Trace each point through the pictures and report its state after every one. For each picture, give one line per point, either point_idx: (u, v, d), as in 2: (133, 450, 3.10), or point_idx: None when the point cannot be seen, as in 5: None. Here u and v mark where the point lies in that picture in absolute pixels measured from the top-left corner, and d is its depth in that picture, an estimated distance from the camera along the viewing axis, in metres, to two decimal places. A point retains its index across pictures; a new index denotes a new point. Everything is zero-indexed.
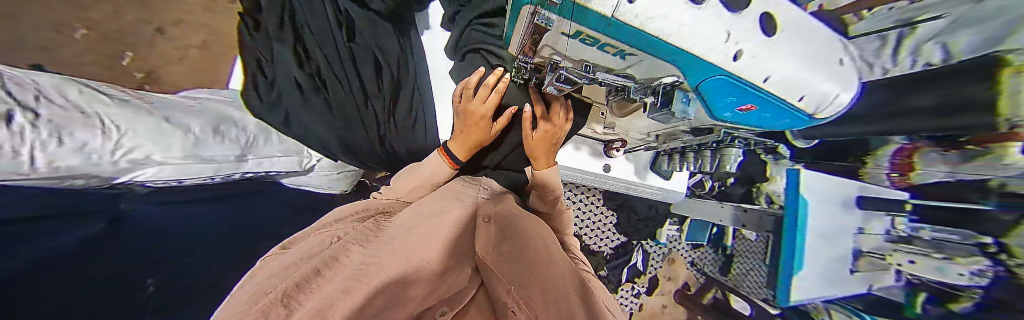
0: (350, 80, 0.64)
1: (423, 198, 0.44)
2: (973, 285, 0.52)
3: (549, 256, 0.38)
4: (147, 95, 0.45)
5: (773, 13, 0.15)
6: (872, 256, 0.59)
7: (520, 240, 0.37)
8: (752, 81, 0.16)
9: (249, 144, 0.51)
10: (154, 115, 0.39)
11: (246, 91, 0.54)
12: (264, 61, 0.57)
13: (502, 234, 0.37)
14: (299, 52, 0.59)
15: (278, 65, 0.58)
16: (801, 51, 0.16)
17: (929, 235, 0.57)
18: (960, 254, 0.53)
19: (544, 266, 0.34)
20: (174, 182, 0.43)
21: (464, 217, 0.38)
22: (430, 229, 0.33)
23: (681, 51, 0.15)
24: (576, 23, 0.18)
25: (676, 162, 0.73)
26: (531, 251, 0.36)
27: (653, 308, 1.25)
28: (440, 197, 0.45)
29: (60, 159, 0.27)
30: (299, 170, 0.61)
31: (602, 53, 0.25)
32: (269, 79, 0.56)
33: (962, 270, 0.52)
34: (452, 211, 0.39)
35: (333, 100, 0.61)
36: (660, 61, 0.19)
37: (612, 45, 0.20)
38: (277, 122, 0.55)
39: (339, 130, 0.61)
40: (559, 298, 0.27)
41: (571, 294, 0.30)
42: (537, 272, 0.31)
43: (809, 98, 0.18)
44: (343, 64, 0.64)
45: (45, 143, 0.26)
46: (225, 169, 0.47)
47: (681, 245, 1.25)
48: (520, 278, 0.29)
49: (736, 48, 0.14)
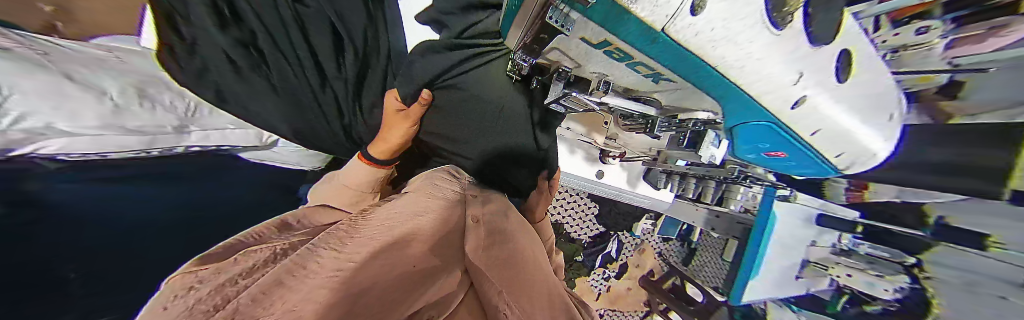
0: (296, 50, 0.54)
1: (406, 197, 0.39)
2: (891, 298, 0.58)
3: (534, 261, 0.37)
4: (36, 40, 0.34)
5: (852, 55, 0.14)
6: (816, 266, 0.65)
7: (504, 244, 0.36)
8: (799, 133, 0.17)
9: (190, 115, 0.44)
10: (50, 69, 0.30)
11: (160, 56, 0.44)
12: (177, 17, 0.45)
13: (487, 235, 0.36)
14: (223, 11, 0.48)
15: (195, 23, 0.46)
16: (853, 101, 0.16)
17: (865, 251, 0.61)
18: (889, 272, 0.57)
19: (528, 269, 0.33)
20: (96, 156, 0.36)
21: (451, 219, 0.35)
22: (413, 226, 0.29)
23: (739, 91, 0.14)
24: (605, 30, 0.14)
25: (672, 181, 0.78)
26: (517, 257, 0.34)
27: (619, 290, 1.35)
28: (420, 193, 0.41)
29: None
30: (258, 144, 0.54)
31: (630, 71, 0.21)
32: (188, 46, 0.45)
33: (887, 287, 0.57)
34: (435, 212, 0.35)
35: (275, 76, 0.52)
36: (701, 93, 0.17)
37: (646, 65, 0.17)
38: (209, 97, 0.46)
39: (294, 120, 0.54)
40: (545, 305, 0.26)
41: (554, 301, 0.28)
42: (521, 275, 0.30)
43: (846, 154, 0.19)
44: (287, 30, 0.53)
45: None
46: (162, 142, 0.40)
47: (652, 238, 1.33)
48: (505, 283, 0.27)
49: (802, 93, 0.14)
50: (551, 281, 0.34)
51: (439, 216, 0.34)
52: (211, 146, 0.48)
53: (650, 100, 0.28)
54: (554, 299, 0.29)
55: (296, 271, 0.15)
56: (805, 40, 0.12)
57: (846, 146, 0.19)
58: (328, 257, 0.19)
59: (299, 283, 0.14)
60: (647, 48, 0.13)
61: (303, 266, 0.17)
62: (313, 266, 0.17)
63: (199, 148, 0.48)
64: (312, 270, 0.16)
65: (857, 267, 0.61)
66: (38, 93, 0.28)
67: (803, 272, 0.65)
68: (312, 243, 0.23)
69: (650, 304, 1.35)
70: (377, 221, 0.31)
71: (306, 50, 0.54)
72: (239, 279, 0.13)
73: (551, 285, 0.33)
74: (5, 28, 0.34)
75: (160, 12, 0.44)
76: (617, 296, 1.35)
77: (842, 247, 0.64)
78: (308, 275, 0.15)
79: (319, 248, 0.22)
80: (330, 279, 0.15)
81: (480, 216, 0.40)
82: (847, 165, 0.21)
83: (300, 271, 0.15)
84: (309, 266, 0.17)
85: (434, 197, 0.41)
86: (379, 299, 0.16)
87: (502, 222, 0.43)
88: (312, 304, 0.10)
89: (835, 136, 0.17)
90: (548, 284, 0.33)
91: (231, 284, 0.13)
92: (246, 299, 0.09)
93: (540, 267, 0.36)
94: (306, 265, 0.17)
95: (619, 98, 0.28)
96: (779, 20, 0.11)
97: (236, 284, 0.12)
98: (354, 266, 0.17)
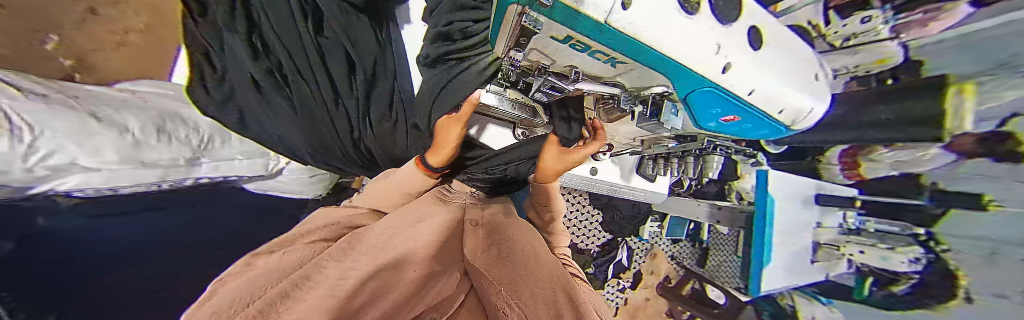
0: (317, 80, 0.58)
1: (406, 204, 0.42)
2: (910, 271, 0.53)
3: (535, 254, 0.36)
4: (70, 87, 0.41)
5: (760, 27, 0.17)
6: (827, 247, 0.62)
7: (504, 240, 0.36)
8: (738, 95, 0.17)
9: (203, 147, 0.50)
10: (81, 112, 0.35)
11: (192, 87, 0.50)
12: (213, 52, 0.52)
13: (488, 235, 0.37)
14: (255, 44, 0.54)
15: (229, 58, 0.53)
16: (773, 68, 0.17)
17: (875, 227, 0.58)
18: (900, 244, 0.53)
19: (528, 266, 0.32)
20: (109, 191, 0.41)
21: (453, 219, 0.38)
22: (415, 233, 0.30)
23: (673, 62, 0.15)
24: (564, 26, 0.15)
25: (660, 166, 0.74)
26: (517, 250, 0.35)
27: (637, 301, 1.29)
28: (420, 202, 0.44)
29: None
30: (264, 174, 0.62)
31: (590, 60, 0.22)
32: (219, 76, 0.53)
33: (902, 259, 0.52)
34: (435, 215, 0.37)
35: (294, 99, 0.57)
36: (648, 70, 0.18)
37: (604, 53, 0.18)
38: (233, 123, 0.54)
39: (307, 137, 0.59)
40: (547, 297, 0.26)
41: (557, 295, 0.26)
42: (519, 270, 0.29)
43: (789, 112, 0.20)
44: (307, 59, 0.57)
45: None
46: (174, 174, 0.46)
47: (661, 241, 1.29)
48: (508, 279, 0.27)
49: (725, 60, 0.15)
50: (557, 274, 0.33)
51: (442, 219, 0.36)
52: (221, 176, 0.55)
53: (614, 83, 0.29)
54: (558, 290, 0.28)
55: (303, 284, 0.17)
56: (716, 18, 0.14)
57: (793, 112, 0.20)
58: (334, 267, 0.21)
59: (304, 297, 0.15)
60: (598, 36, 0.14)
61: (309, 278, 0.19)
62: (320, 277, 0.19)
63: (207, 180, 0.54)
64: (317, 282, 0.18)
65: (868, 243, 0.58)
66: (69, 134, 0.32)
67: (816, 256, 0.62)
68: (320, 257, 0.25)
69: (672, 314, 1.26)
70: (379, 230, 0.33)
71: (324, 79, 0.58)
72: (250, 299, 0.15)
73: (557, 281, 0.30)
74: (49, 80, 0.41)
75: (195, 50, 0.50)
76: (636, 309, 1.29)
77: (850, 227, 0.60)
78: (314, 287, 0.17)
79: (329, 260, 0.23)
80: (335, 290, 0.16)
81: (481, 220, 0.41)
82: (795, 124, 0.22)
83: (305, 284, 0.17)
84: (315, 278, 0.19)
85: (439, 202, 0.45)
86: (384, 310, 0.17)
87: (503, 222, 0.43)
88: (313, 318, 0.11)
89: (775, 99, 0.19)
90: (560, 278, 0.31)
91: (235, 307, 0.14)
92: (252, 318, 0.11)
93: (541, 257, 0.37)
94: (311, 277, 0.19)
95: (590, 84, 0.29)
96: (688, 6, 0.13)
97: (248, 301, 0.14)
98: (357, 275, 0.19)
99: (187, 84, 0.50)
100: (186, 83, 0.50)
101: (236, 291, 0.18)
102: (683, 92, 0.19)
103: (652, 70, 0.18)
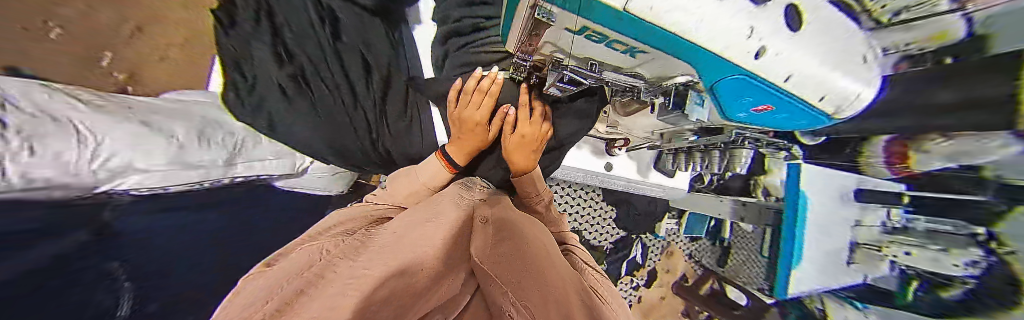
0: (337, 82, 0.67)
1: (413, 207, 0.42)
2: (965, 275, 0.43)
3: (549, 259, 0.33)
4: (125, 99, 0.46)
5: (798, 3, 0.14)
6: (868, 248, 0.50)
7: (515, 240, 0.34)
8: (770, 81, 0.15)
9: (238, 148, 0.54)
10: (132, 120, 0.40)
11: (226, 95, 0.57)
12: (243, 60, 0.59)
13: (498, 233, 0.37)
14: (280, 53, 0.63)
15: (257, 65, 0.61)
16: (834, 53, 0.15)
17: (922, 226, 0.47)
18: (954, 245, 0.44)
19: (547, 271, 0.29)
20: (161, 190, 0.45)
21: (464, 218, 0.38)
22: (426, 230, 0.32)
23: (700, 49, 0.13)
24: (579, 18, 0.14)
25: (684, 160, 0.73)
26: (530, 253, 0.32)
27: (651, 300, 1.25)
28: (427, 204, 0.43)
29: (33, 170, 0.26)
30: (293, 172, 0.65)
31: (605, 48, 0.21)
32: (248, 82, 0.59)
33: (956, 261, 0.43)
34: (447, 214, 0.37)
35: (317, 102, 0.64)
36: (675, 59, 0.17)
37: (622, 42, 0.17)
38: (263, 126, 0.59)
39: (324, 134, 0.64)
40: (557, 297, 0.23)
41: (570, 297, 0.24)
42: (533, 273, 0.28)
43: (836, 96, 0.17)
44: (327, 63, 0.67)
45: (17, 153, 0.25)
46: (214, 174, 0.51)
47: (679, 238, 1.25)
48: (516, 282, 0.25)
49: (758, 43, 0.13)
50: (572, 273, 0.33)
51: (452, 218, 0.36)
52: (254, 175, 0.59)
53: (634, 74, 0.27)
54: (565, 281, 0.29)
55: (317, 282, 0.19)
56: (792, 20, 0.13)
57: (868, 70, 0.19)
58: (345, 267, 0.23)
59: (319, 292, 0.17)
60: (622, 26, 0.13)
61: (323, 276, 0.21)
62: (331, 276, 0.21)
63: (244, 179, 0.59)
64: (332, 280, 0.19)
65: (915, 244, 0.47)
66: (124, 139, 0.37)
67: (853, 257, 0.50)
68: (331, 257, 0.27)
69: (690, 314, 1.23)
70: (394, 229, 0.34)
71: (342, 77, 0.67)
72: (284, 289, 0.19)
73: (570, 280, 0.30)
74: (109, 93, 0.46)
75: (229, 58, 0.58)
76: (650, 306, 1.25)
77: (894, 225, 0.49)
78: (329, 284, 0.19)
79: (342, 260, 0.25)
80: (349, 287, 0.17)
81: (490, 216, 0.42)
82: (839, 112, 0.19)
83: (320, 281, 0.19)
84: (328, 276, 0.21)
85: (443, 200, 0.45)
86: (404, 297, 0.19)
87: (515, 221, 0.42)
88: (332, 311, 0.13)
89: (819, 83, 0.16)
90: (569, 273, 0.33)
91: (260, 303, 0.16)
92: (273, 309, 0.13)
93: (556, 260, 0.34)
94: (325, 275, 0.21)
95: (612, 75, 0.28)
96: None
97: (270, 296, 0.17)
98: (370, 273, 0.20)
99: (223, 94, 0.57)
100: (222, 92, 0.57)
101: (265, 285, 0.21)
102: (708, 77, 0.17)
103: (673, 58, 0.17)
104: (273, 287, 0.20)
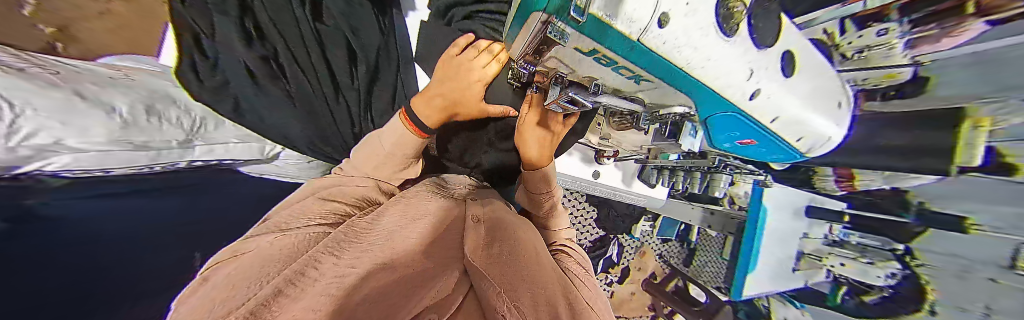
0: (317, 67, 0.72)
1: (399, 203, 0.40)
2: (885, 285, 0.49)
3: (538, 260, 0.33)
4: (56, 64, 0.41)
5: (795, 51, 0.15)
6: (811, 257, 0.57)
7: (506, 242, 0.35)
8: (761, 119, 0.16)
9: (195, 130, 0.51)
10: (63, 88, 0.35)
11: (184, 70, 0.56)
12: (204, 35, 0.60)
13: (489, 233, 0.36)
14: (250, 33, 0.64)
15: (223, 43, 0.61)
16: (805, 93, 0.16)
17: (857, 240, 0.53)
18: (880, 258, 0.49)
19: (537, 272, 0.29)
20: (99, 171, 0.42)
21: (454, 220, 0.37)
22: (415, 231, 0.30)
23: (705, 85, 0.14)
24: (593, 42, 0.14)
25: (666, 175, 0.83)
26: (521, 254, 0.33)
27: (622, 295, 1.34)
28: (413, 202, 0.42)
29: None
30: (260, 157, 0.65)
31: (611, 73, 0.20)
32: (209, 62, 0.60)
33: (879, 273, 0.49)
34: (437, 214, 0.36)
35: (292, 89, 0.69)
36: (679, 91, 0.17)
37: (630, 68, 0.17)
38: (228, 111, 0.59)
39: (307, 122, 0.70)
40: (548, 301, 0.23)
41: (558, 300, 0.25)
42: (524, 274, 0.28)
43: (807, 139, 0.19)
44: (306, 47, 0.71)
45: None
46: (166, 157, 0.47)
47: (652, 239, 1.33)
48: (509, 279, 0.25)
49: (756, 86, 0.14)
50: (558, 273, 0.34)
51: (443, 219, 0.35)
52: (214, 160, 0.57)
53: (634, 99, 0.27)
54: (555, 283, 0.29)
55: (298, 280, 0.18)
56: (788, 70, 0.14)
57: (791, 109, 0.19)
58: (329, 264, 0.21)
59: (301, 292, 0.15)
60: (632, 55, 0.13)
61: (304, 274, 0.19)
62: (314, 274, 0.19)
63: (202, 162, 0.57)
64: (314, 279, 0.18)
65: (847, 255, 0.53)
66: (52, 112, 0.32)
67: (799, 264, 0.56)
68: (312, 252, 0.25)
69: (655, 308, 1.32)
70: (379, 226, 0.32)
71: (324, 66, 0.72)
72: (254, 291, 0.17)
73: (557, 281, 0.31)
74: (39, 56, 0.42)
75: (187, 33, 0.59)
76: (620, 301, 1.34)
77: (833, 238, 0.56)
78: (310, 283, 0.17)
79: (323, 256, 0.23)
80: (334, 285, 0.16)
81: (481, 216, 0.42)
82: (812, 151, 0.20)
83: (301, 279, 0.18)
84: (309, 274, 0.19)
85: (433, 200, 0.44)
86: (393, 291, 0.18)
87: (507, 222, 0.42)
88: (314, 311, 0.12)
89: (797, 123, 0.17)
90: (558, 274, 0.34)
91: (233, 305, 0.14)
92: (251, 309, 0.12)
93: (544, 261, 0.35)
94: (306, 273, 0.19)
95: (610, 98, 0.27)
96: (726, 28, 0.12)
97: (244, 298, 0.15)
98: (356, 273, 0.19)
99: (178, 67, 0.56)
100: (177, 66, 0.56)
101: (231, 286, 0.19)
102: (704, 112, 0.17)
103: (676, 90, 0.17)
104: (242, 288, 0.18)
